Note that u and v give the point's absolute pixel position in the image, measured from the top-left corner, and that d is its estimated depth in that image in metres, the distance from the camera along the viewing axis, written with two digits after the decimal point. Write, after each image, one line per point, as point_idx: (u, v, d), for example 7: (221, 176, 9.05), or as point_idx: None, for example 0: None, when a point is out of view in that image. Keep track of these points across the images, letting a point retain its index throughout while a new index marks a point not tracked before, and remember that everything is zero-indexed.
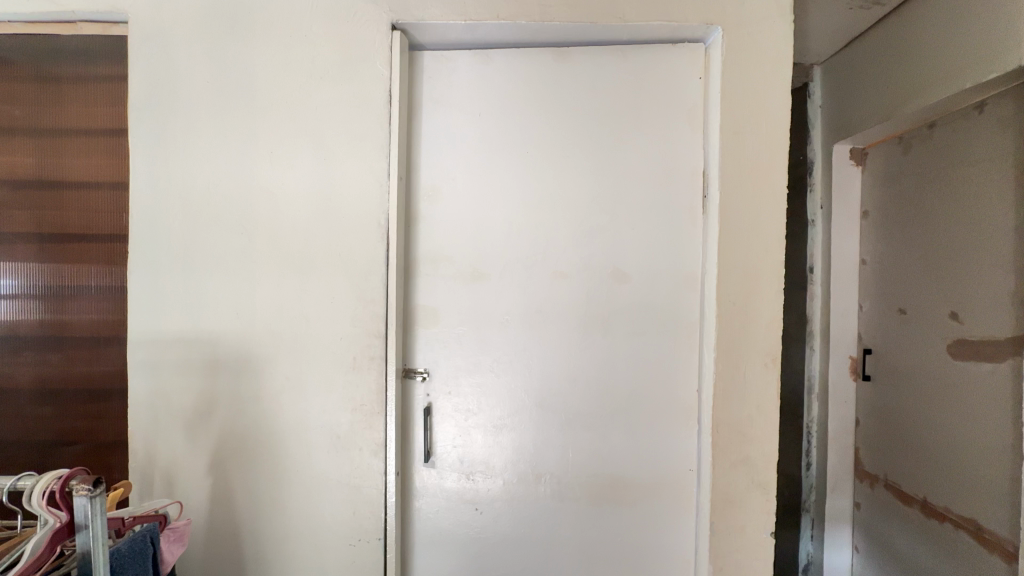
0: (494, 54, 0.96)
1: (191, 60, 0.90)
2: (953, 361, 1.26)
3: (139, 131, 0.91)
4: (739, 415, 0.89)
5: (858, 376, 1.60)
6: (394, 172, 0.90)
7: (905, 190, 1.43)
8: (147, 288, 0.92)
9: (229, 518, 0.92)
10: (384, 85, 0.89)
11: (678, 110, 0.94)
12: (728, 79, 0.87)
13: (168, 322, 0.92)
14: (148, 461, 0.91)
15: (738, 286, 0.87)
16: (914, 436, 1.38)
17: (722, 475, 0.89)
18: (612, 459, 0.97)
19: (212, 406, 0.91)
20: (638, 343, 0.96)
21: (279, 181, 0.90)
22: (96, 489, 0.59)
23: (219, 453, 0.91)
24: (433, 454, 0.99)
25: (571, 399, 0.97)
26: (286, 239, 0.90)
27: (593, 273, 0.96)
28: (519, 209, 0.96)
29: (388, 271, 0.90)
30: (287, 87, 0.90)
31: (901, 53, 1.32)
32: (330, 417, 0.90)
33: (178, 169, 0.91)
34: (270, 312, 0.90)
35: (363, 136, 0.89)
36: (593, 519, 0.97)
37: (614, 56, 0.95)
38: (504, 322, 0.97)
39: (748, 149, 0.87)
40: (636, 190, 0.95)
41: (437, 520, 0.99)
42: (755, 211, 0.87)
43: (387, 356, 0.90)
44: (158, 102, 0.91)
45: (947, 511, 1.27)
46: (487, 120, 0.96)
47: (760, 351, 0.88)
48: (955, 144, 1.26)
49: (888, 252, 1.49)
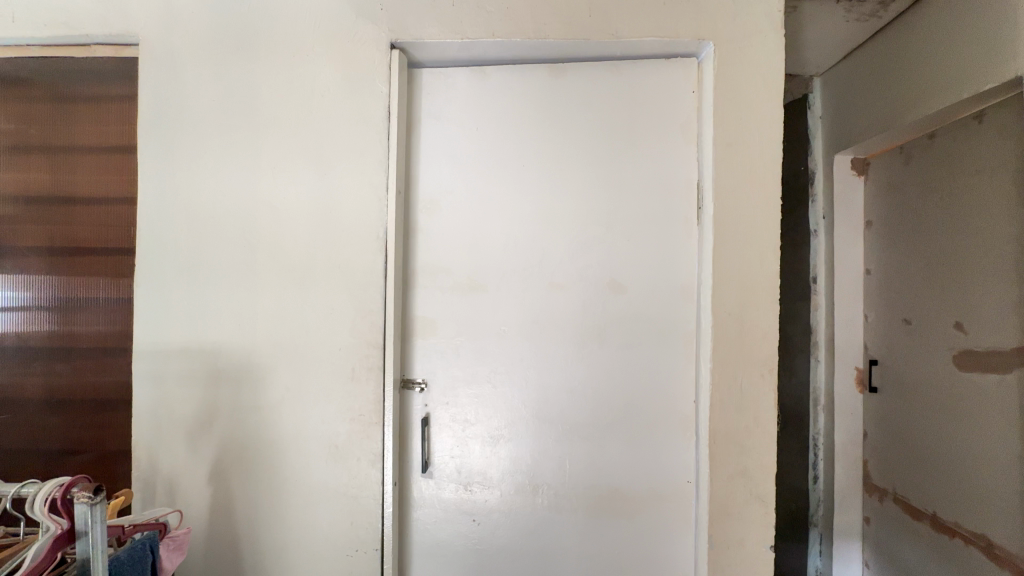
0: (491, 70, 0.98)
1: (198, 80, 0.94)
2: (959, 372, 1.25)
3: (147, 148, 0.94)
4: (737, 427, 0.88)
5: (864, 388, 1.58)
6: (393, 185, 0.92)
7: (908, 200, 1.42)
8: (154, 299, 0.94)
9: (229, 527, 0.92)
10: (383, 101, 0.92)
11: (672, 123, 0.95)
12: (720, 92, 0.88)
13: (172, 333, 0.94)
14: (150, 468, 0.93)
15: (734, 297, 0.88)
16: (922, 448, 1.36)
17: (722, 487, 0.88)
18: (610, 470, 0.97)
19: (214, 415, 0.93)
20: (634, 353, 0.96)
21: (280, 194, 0.93)
22: (96, 497, 0.60)
23: (219, 462, 0.93)
24: (431, 464, 0.99)
25: (570, 409, 0.97)
26: (287, 250, 0.92)
27: (590, 284, 0.97)
28: (517, 221, 0.98)
29: (386, 282, 0.92)
30: (289, 104, 0.93)
31: (900, 64, 1.33)
32: (329, 427, 0.91)
33: (184, 184, 0.94)
34: (271, 323, 0.92)
35: (363, 151, 0.92)
36: (592, 531, 0.97)
37: (608, 71, 0.97)
38: (501, 332, 0.98)
39: (742, 160, 0.88)
40: (631, 201, 0.96)
41: (435, 531, 0.99)
42: (750, 222, 0.88)
43: (385, 366, 0.92)
44: (166, 120, 0.94)
45: (958, 526, 1.25)
46: (486, 134, 0.98)
47: (757, 362, 0.88)
48: (956, 153, 1.26)
49: (892, 262, 1.48)
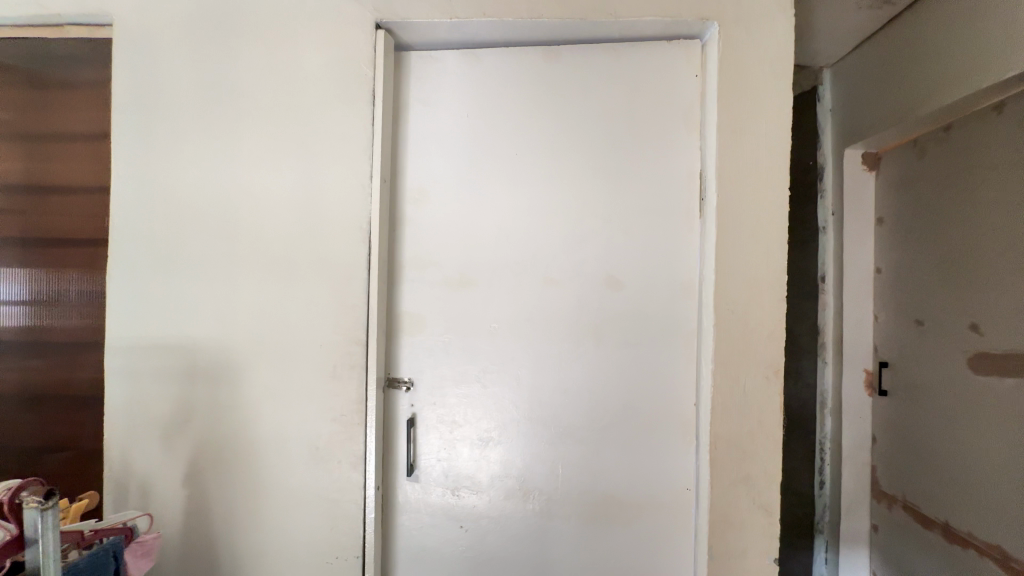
0: (483, 53, 0.93)
1: (175, 62, 0.89)
2: (974, 376, 1.19)
3: (122, 134, 0.90)
4: (739, 432, 0.83)
5: (874, 391, 1.52)
6: (377, 173, 0.87)
7: (922, 196, 1.36)
8: (128, 292, 0.90)
9: (204, 531, 0.88)
10: (367, 85, 0.87)
11: (673, 110, 0.90)
12: (724, 76, 0.83)
13: (147, 328, 0.89)
14: (123, 468, 0.89)
15: (737, 293, 0.83)
16: (934, 455, 1.30)
17: (723, 495, 0.83)
18: (605, 476, 0.92)
19: (190, 414, 0.89)
20: (631, 353, 0.91)
21: (260, 183, 0.88)
22: (48, 502, 0.56)
23: (195, 463, 0.88)
24: (418, 467, 0.95)
25: (562, 411, 0.92)
26: (267, 241, 0.88)
27: (584, 279, 0.92)
28: (509, 213, 0.93)
29: (370, 275, 0.87)
30: (270, 88, 0.88)
31: (913, 53, 1.27)
32: (309, 428, 0.87)
33: (160, 171, 0.90)
34: (250, 318, 0.88)
35: (347, 137, 0.87)
36: (585, 540, 0.92)
37: (606, 55, 0.92)
38: (492, 330, 0.93)
39: (747, 149, 0.83)
40: (629, 193, 0.91)
41: (420, 537, 0.95)
42: (756, 215, 0.82)
43: (368, 364, 0.87)
44: (142, 105, 0.90)
45: (971, 537, 1.19)
46: (476, 121, 0.93)
47: (761, 363, 0.82)
48: (973, 147, 1.20)
49: (904, 260, 1.42)
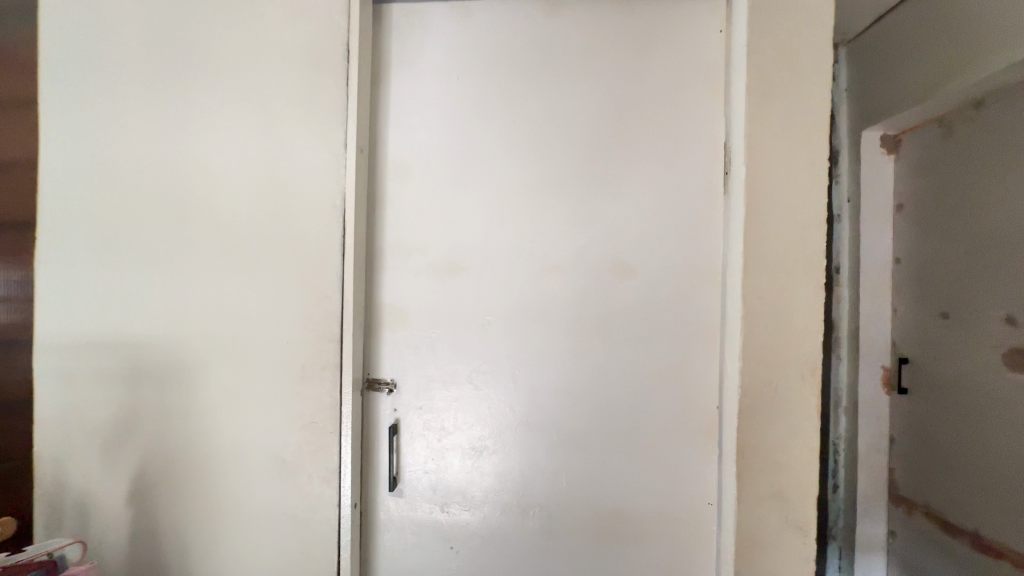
0: (476, 6, 0.81)
1: (117, 10, 0.77)
2: (1010, 373, 1.09)
3: (52, 97, 0.77)
4: (771, 439, 0.72)
5: (892, 390, 1.42)
6: (352, 142, 0.75)
7: (948, 179, 1.26)
8: (61, 281, 0.77)
9: (152, 556, 0.76)
10: (340, 39, 0.75)
11: (693, 71, 0.79)
12: (754, 29, 0.72)
13: (82, 322, 0.77)
14: (56, 484, 0.77)
15: (770, 280, 0.71)
16: (963, 459, 1.20)
17: (751, 511, 0.72)
18: (614, 489, 0.81)
19: (133, 421, 0.76)
20: (644, 350, 0.80)
21: (213, 154, 0.76)
22: None
23: (139, 479, 0.76)
24: (401, 480, 0.84)
25: (566, 416, 0.81)
26: (221, 222, 0.76)
27: (590, 265, 0.81)
28: (505, 190, 0.81)
29: (344, 260, 0.75)
30: (224, 42, 0.76)
31: (943, 22, 1.17)
32: (274, 437, 0.75)
33: (96, 140, 0.77)
34: (202, 311, 0.76)
35: (315, 101, 0.75)
36: (591, 560, 0.81)
37: (616, 9, 0.80)
38: (485, 324, 0.82)
39: (780, 112, 0.71)
40: (642, 166, 0.80)
41: (404, 559, 0.84)
42: (793, 189, 0.71)
43: (342, 363, 0.75)
44: (75, 61, 0.77)
45: (1004, 547, 1.09)
46: (468, 84, 0.81)
47: (797, 361, 0.71)
48: (1008, 123, 1.09)
49: (928, 250, 1.32)
